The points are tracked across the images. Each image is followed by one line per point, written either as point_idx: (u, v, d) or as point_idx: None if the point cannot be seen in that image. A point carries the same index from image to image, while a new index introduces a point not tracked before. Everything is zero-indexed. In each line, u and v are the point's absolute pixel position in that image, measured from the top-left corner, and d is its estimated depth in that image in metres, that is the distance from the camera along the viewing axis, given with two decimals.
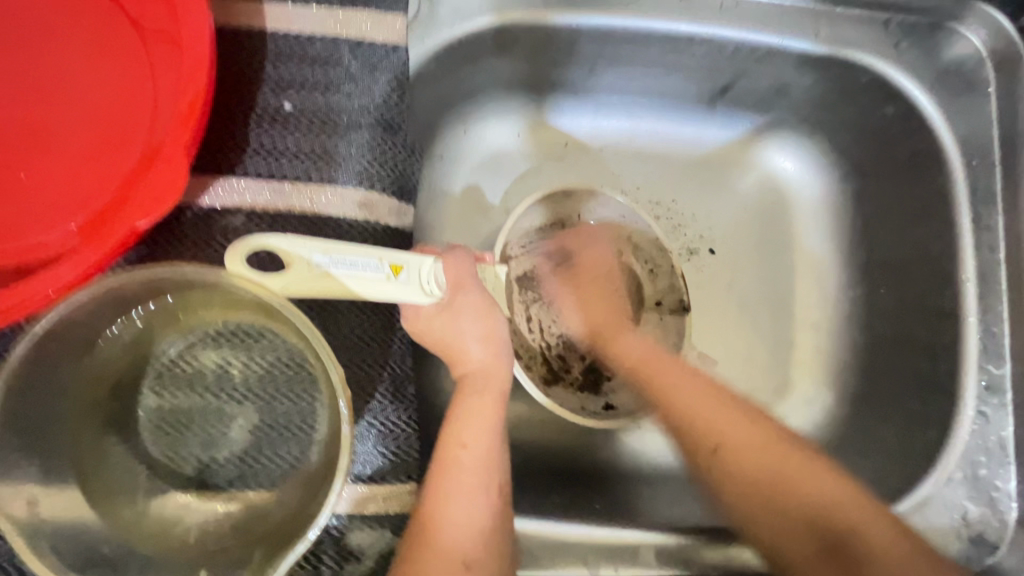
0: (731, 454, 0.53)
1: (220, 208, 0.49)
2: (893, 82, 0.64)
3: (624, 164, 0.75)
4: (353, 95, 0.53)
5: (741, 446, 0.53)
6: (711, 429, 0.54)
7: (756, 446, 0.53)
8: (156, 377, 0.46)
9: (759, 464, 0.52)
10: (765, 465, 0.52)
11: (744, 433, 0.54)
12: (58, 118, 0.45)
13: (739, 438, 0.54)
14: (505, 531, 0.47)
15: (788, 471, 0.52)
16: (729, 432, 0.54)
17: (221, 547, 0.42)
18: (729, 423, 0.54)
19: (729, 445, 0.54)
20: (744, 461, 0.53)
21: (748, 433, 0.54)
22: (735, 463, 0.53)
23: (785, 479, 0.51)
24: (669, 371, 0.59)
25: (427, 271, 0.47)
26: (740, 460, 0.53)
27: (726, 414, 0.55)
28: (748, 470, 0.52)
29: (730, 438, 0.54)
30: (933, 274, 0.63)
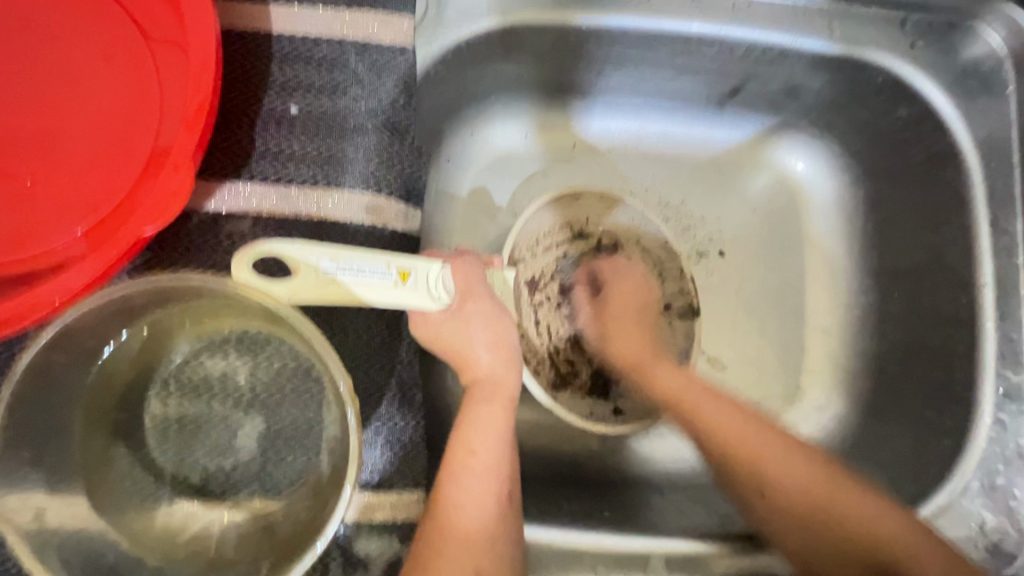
0: (773, 476, 0.54)
1: (226, 213, 0.49)
2: (908, 82, 0.62)
3: (633, 166, 0.74)
4: (359, 98, 0.53)
5: (780, 470, 0.54)
6: (753, 461, 0.54)
7: (795, 475, 0.54)
8: (162, 385, 0.45)
9: (812, 496, 0.53)
10: (816, 491, 0.53)
11: (785, 464, 0.54)
12: (65, 124, 0.45)
13: (781, 469, 0.54)
14: (514, 541, 0.46)
15: (828, 495, 0.52)
16: (764, 458, 0.54)
17: (229, 556, 0.42)
18: (767, 451, 0.55)
19: (771, 475, 0.54)
20: (784, 484, 0.53)
21: (790, 462, 0.54)
22: (777, 480, 0.54)
23: (827, 503, 0.52)
24: (711, 401, 0.58)
25: (434, 277, 0.46)
26: (781, 485, 0.53)
27: (767, 444, 0.55)
28: (794, 493, 0.53)
29: (766, 453, 0.54)
30: (950, 278, 0.62)
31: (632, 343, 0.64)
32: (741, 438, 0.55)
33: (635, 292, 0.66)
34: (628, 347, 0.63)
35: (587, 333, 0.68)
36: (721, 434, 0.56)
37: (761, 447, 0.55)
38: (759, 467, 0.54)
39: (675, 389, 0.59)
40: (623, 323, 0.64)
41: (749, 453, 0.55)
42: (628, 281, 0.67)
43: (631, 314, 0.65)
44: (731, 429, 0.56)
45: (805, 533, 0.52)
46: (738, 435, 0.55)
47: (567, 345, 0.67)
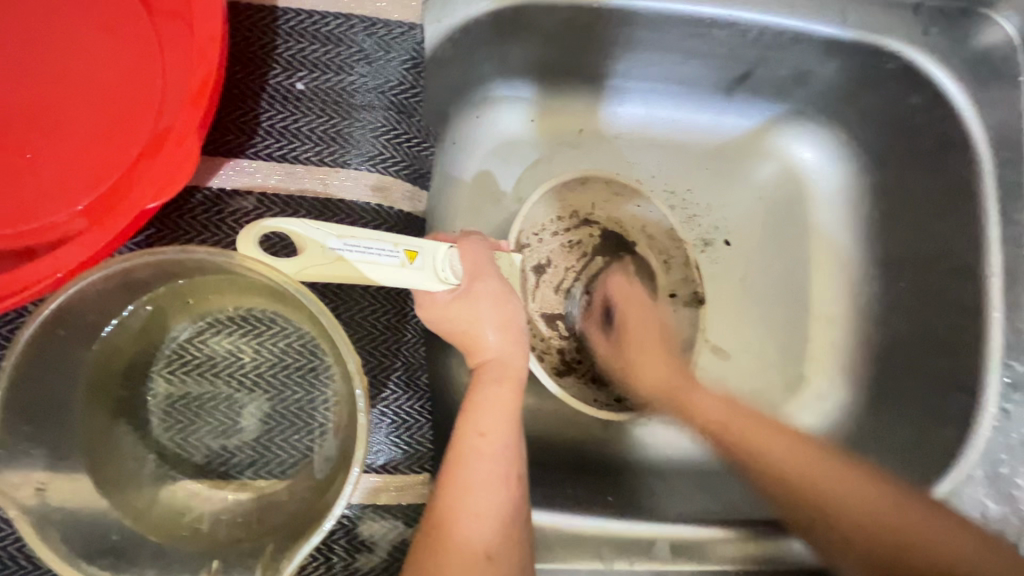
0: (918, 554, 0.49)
1: (230, 190, 0.48)
2: (920, 70, 0.62)
3: (639, 154, 0.73)
4: (366, 75, 0.52)
5: (883, 518, 0.51)
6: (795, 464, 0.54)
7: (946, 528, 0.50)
8: (165, 363, 0.45)
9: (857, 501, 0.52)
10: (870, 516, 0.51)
11: (910, 520, 0.50)
12: (63, 96, 0.44)
13: (855, 500, 0.52)
14: (522, 521, 0.46)
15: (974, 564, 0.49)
16: (912, 544, 0.50)
17: (233, 537, 0.41)
18: (910, 519, 0.50)
19: (906, 534, 0.50)
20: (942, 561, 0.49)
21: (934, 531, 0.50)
22: (858, 521, 0.51)
23: (912, 538, 0.50)
24: (821, 471, 0.54)
25: (442, 258, 0.46)
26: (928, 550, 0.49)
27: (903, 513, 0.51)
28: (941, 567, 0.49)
29: (856, 506, 0.52)
30: (958, 268, 0.61)
31: (656, 373, 0.61)
32: (872, 518, 0.51)
33: (649, 316, 0.63)
34: (659, 371, 0.61)
35: (591, 322, 0.67)
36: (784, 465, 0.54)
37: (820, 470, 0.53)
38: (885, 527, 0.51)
39: (750, 444, 0.56)
40: (648, 352, 0.62)
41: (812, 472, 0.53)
42: (640, 307, 0.63)
43: (651, 334, 0.63)
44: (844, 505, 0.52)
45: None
46: (861, 513, 0.51)
47: (571, 332, 0.67)
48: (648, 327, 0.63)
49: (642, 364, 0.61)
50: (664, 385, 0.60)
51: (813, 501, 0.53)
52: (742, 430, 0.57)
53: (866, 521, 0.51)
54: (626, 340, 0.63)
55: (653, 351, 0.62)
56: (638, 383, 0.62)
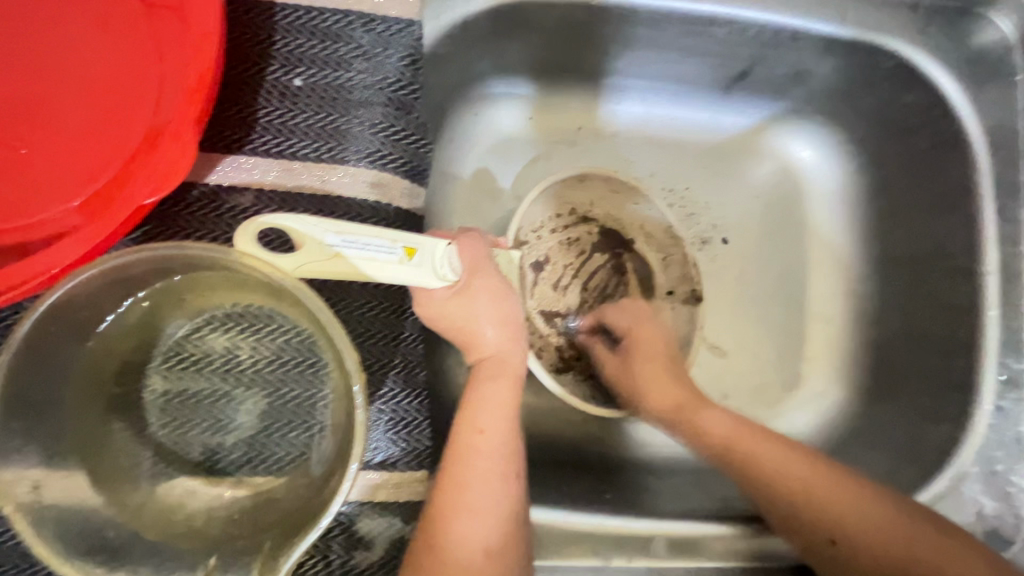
0: (850, 525, 0.49)
1: (227, 187, 0.48)
2: (918, 69, 0.61)
3: (637, 151, 0.73)
4: (364, 71, 0.51)
5: (825, 493, 0.50)
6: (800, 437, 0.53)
7: (875, 515, 0.49)
8: (163, 359, 0.45)
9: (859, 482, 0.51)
10: (809, 490, 0.50)
11: (846, 497, 0.50)
12: (57, 91, 0.44)
13: (781, 461, 0.52)
14: (521, 519, 0.46)
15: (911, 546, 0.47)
16: (851, 515, 0.49)
17: (229, 533, 0.41)
18: (843, 497, 0.50)
19: (838, 516, 0.49)
20: (871, 535, 0.48)
21: (865, 510, 0.49)
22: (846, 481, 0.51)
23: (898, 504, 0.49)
24: (766, 447, 0.53)
25: (440, 255, 0.46)
26: (860, 524, 0.48)
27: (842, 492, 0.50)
28: (874, 544, 0.48)
29: (796, 485, 0.51)
30: (954, 267, 0.62)
31: (665, 393, 0.58)
32: (818, 491, 0.50)
33: (658, 334, 0.62)
34: (670, 392, 0.58)
35: (590, 320, 0.67)
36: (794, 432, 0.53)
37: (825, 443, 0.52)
38: (823, 511, 0.50)
39: (724, 435, 0.54)
40: (657, 371, 0.60)
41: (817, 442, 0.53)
42: (650, 328, 0.63)
43: (658, 352, 0.61)
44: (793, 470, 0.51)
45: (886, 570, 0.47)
46: (799, 486, 0.51)
47: (569, 330, 0.67)
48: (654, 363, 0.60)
49: (639, 372, 0.60)
50: (676, 398, 0.58)
51: (757, 474, 0.52)
52: (749, 400, 0.56)
53: (808, 497, 0.50)
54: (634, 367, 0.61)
55: (657, 372, 0.60)
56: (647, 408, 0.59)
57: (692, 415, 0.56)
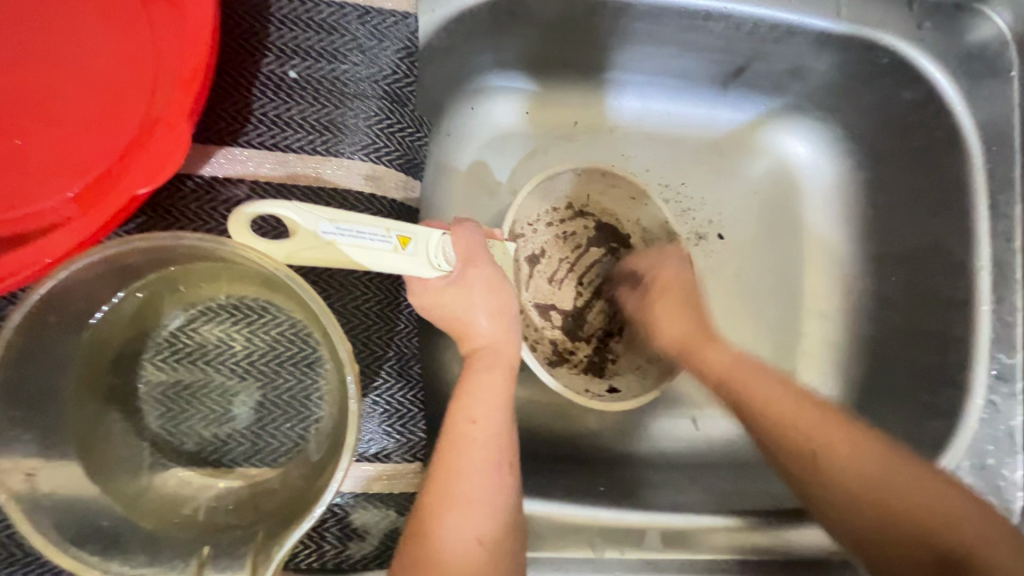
0: (826, 457, 0.49)
1: (222, 178, 0.48)
2: (914, 65, 0.62)
3: (633, 146, 0.73)
4: (359, 64, 0.51)
5: (809, 424, 0.51)
6: (790, 421, 0.51)
7: (863, 446, 0.49)
8: (157, 351, 0.45)
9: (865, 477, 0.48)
10: (795, 418, 0.51)
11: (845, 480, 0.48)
12: (52, 81, 0.43)
13: (792, 416, 0.52)
14: (514, 508, 0.46)
15: (887, 475, 0.48)
16: (833, 446, 0.50)
17: (224, 523, 0.41)
18: (835, 437, 0.50)
19: (825, 439, 0.50)
20: (849, 470, 0.49)
21: (859, 444, 0.49)
22: (845, 470, 0.49)
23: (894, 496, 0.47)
24: (761, 382, 0.54)
25: (434, 245, 0.45)
26: (844, 458, 0.49)
27: (829, 424, 0.51)
28: (853, 475, 0.48)
29: (788, 415, 0.52)
30: (947, 262, 0.62)
31: (677, 327, 0.59)
32: (801, 422, 0.51)
33: (679, 273, 0.61)
34: (681, 330, 0.58)
35: (586, 314, 0.67)
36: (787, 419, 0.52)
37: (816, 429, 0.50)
38: (805, 436, 0.51)
39: (723, 369, 0.55)
40: (669, 303, 0.60)
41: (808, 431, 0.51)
42: (671, 262, 0.61)
43: (676, 287, 0.60)
44: (782, 404, 0.52)
45: (859, 495, 0.48)
46: (789, 413, 0.52)
47: (565, 323, 0.67)
48: (671, 298, 0.60)
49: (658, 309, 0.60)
50: (683, 337, 0.58)
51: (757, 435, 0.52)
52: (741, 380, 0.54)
53: (798, 425, 0.51)
54: (653, 299, 0.61)
55: (674, 304, 0.59)
56: (659, 339, 0.60)
57: (698, 350, 0.57)
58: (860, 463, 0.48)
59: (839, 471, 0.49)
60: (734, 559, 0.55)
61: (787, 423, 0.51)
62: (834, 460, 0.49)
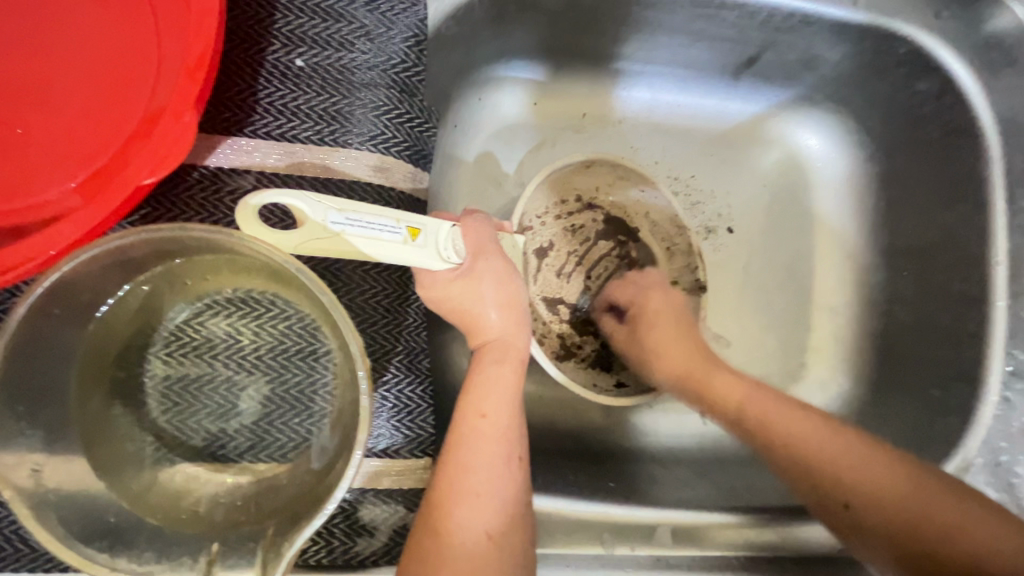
0: (850, 479, 0.50)
1: (228, 169, 0.47)
2: (931, 55, 0.60)
3: (643, 138, 0.72)
4: (367, 52, 0.50)
5: (830, 453, 0.51)
6: (796, 442, 0.52)
7: (879, 463, 0.50)
8: (163, 344, 0.44)
9: (887, 494, 0.48)
10: (817, 450, 0.51)
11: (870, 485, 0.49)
12: (53, 68, 0.42)
13: (807, 433, 0.52)
14: (524, 504, 0.45)
15: (918, 497, 0.48)
16: (850, 471, 0.50)
17: (232, 520, 0.40)
18: (842, 454, 0.50)
19: (843, 462, 0.50)
20: (873, 493, 0.49)
21: (870, 461, 0.50)
22: (863, 492, 0.49)
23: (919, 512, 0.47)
24: (773, 407, 0.54)
25: (444, 237, 0.44)
26: (864, 477, 0.49)
27: (856, 457, 0.50)
28: (872, 500, 0.49)
29: (805, 441, 0.52)
30: (962, 257, 0.61)
31: (680, 356, 0.58)
32: (817, 447, 0.51)
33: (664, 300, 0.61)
34: (684, 357, 0.58)
35: (594, 308, 0.67)
36: (800, 445, 0.51)
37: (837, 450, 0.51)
38: (830, 467, 0.50)
39: (735, 401, 0.55)
40: (665, 335, 0.59)
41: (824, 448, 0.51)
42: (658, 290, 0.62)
43: (670, 316, 0.60)
44: (799, 428, 0.52)
45: (891, 524, 0.48)
46: (810, 445, 0.51)
47: (573, 317, 0.66)
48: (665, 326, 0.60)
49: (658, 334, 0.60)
50: (683, 366, 0.58)
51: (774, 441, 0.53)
52: (755, 415, 0.54)
53: (818, 453, 0.51)
54: (644, 328, 0.60)
55: (671, 335, 0.59)
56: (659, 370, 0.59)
57: (707, 379, 0.56)
58: (891, 494, 0.48)
59: (860, 488, 0.49)
60: (744, 555, 0.55)
61: (809, 454, 0.51)
62: (857, 480, 0.49)
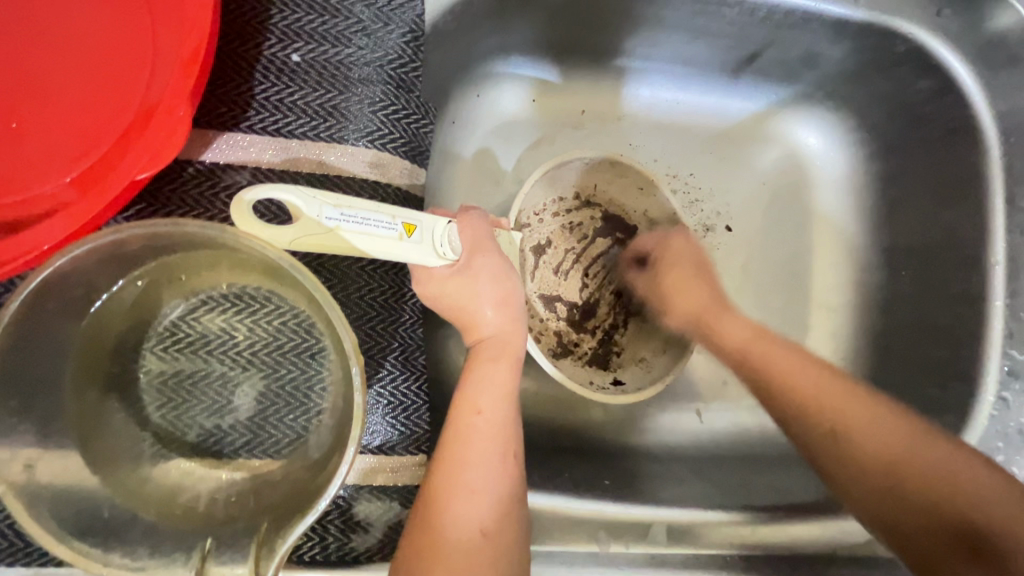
0: (857, 439, 0.48)
1: (224, 164, 0.46)
2: (931, 53, 0.60)
3: (642, 135, 0.72)
4: (364, 48, 0.50)
5: (840, 403, 0.50)
6: (805, 391, 0.51)
7: (885, 424, 0.48)
8: (158, 340, 0.44)
9: (890, 452, 0.47)
10: (818, 398, 0.50)
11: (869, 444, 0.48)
12: (47, 62, 0.42)
13: (811, 381, 0.51)
14: (519, 500, 0.45)
15: (913, 448, 0.47)
16: (855, 422, 0.49)
17: (226, 515, 0.40)
18: (847, 405, 0.50)
19: (849, 420, 0.49)
20: (870, 443, 0.48)
21: (879, 416, 0.49)
22: (866, 451, 0.48)
23: (922, 472, 0.46)
24: (781, 353, 0.53)
25: (440, 233, 0.44)
26: (869, 437, 0.48)
27: (862, 409, 0.49)
28: (871, 448, 0.48)
29: (805, 390, 0.51)
30: (961, 257, 0.61)
31: (696, 295, 0.59)
32: (817, 395, 0.50)
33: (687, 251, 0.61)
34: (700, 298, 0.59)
35: (591, 305, 0.66)
36: (804, 390, 0.51)
37: (846, 407, 0.49)
38: (823, 407, 0.50)
39: (741, 337, 0.55)
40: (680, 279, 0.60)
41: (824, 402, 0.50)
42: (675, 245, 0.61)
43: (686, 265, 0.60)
44: (802, 377, 0.51)
45: (878, 475, 0.47)
46: (810, 390, 0.51)
47: (570, 315, 0.66)
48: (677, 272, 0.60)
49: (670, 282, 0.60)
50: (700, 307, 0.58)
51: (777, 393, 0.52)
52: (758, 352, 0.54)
53: (819, 406, 0.50)
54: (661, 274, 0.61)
55: (680, 279, 0.60)
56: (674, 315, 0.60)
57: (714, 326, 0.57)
58: (885, 447, 0.47)
59: (862, 444, 0.48)
60: (740, 553, 0.54)
61: (808, 404, 0.50)
62: (860, 433, 0.48)
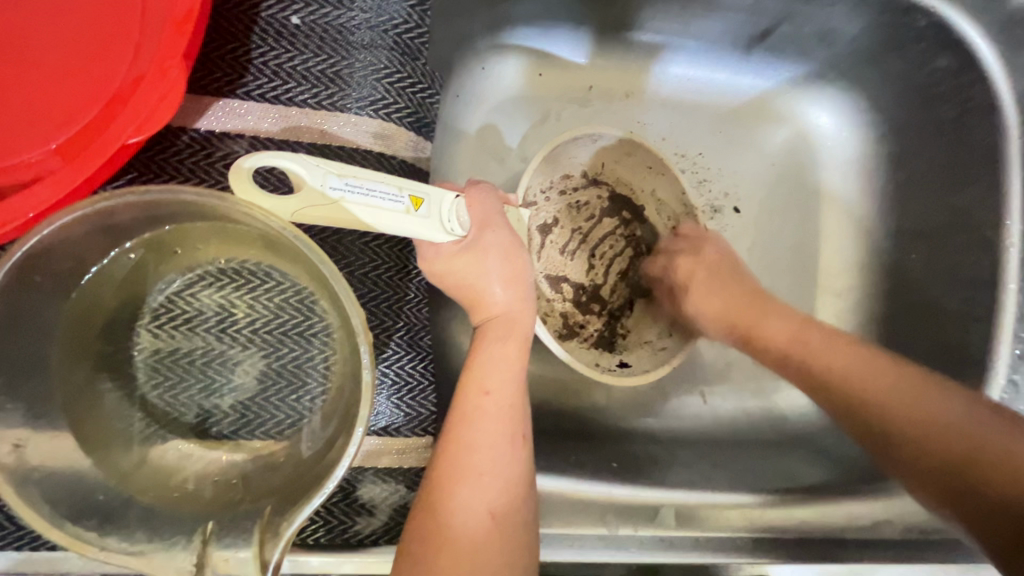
0: (908, 413, 0.47)
1: (220, 133, 0.44)
2: (953, 29, 0.58)
3: (650, 113, 0.70)
4: (367, 11, 0.48)
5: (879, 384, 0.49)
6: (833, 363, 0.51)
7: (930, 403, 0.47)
8: (152, 317, 0.43)
9: (943, 429, 0.46)
10: (851, 368, 0.51)
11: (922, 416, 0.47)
12: (30, 21, 0.40)
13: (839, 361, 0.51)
14: (529, 483, 0.44)
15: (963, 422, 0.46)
16: (903, 404, 0.48)
17: (226, 497, 0.39)
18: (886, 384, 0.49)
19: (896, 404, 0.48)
20: (926, 421, 0.47)
21: (923, 397, 0.48)
22: (917, 428, 0.47)
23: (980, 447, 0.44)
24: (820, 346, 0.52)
25: (448, 207, 0.42)
26: (922, 415, 0.47)
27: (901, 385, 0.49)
28: (924, 427, 0.47)
29: (856, 375, 0.50)
30: (974, 239, 0.60)
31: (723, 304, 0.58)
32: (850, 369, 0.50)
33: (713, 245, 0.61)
34: (723, 304, 0.58)
35: (598, 287, 0.65)
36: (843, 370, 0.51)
37: (885, 384, 0.49)
38: (862, 389, 0.49)
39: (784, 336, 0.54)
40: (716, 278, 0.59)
41: (862, 381, 0.50)
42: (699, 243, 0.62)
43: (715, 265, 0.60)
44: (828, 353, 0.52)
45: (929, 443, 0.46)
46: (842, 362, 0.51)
47: (576, 296, 0.65)
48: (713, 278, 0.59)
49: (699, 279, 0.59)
50: (733, 319, 0.57)
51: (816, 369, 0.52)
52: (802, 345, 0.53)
53: (859, 380, 0.50)
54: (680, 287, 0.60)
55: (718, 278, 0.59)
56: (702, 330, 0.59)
57: (754, 326, 0.56)
58: (934, 418, 0.47)
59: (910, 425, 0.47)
60: (749, 536, 0.54)
61: (854, 387, 0.50)
62: (908, 415, 0.47)
